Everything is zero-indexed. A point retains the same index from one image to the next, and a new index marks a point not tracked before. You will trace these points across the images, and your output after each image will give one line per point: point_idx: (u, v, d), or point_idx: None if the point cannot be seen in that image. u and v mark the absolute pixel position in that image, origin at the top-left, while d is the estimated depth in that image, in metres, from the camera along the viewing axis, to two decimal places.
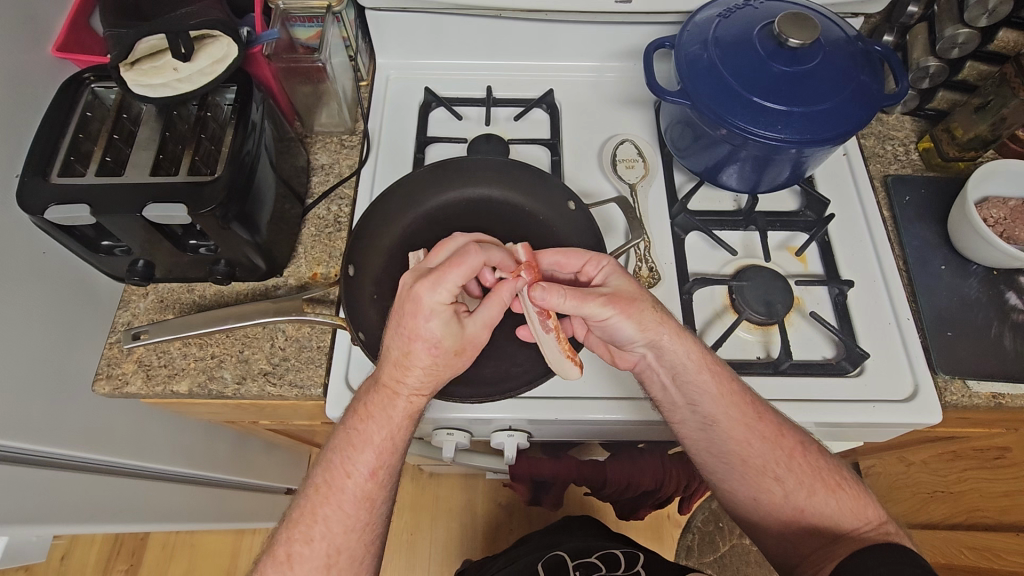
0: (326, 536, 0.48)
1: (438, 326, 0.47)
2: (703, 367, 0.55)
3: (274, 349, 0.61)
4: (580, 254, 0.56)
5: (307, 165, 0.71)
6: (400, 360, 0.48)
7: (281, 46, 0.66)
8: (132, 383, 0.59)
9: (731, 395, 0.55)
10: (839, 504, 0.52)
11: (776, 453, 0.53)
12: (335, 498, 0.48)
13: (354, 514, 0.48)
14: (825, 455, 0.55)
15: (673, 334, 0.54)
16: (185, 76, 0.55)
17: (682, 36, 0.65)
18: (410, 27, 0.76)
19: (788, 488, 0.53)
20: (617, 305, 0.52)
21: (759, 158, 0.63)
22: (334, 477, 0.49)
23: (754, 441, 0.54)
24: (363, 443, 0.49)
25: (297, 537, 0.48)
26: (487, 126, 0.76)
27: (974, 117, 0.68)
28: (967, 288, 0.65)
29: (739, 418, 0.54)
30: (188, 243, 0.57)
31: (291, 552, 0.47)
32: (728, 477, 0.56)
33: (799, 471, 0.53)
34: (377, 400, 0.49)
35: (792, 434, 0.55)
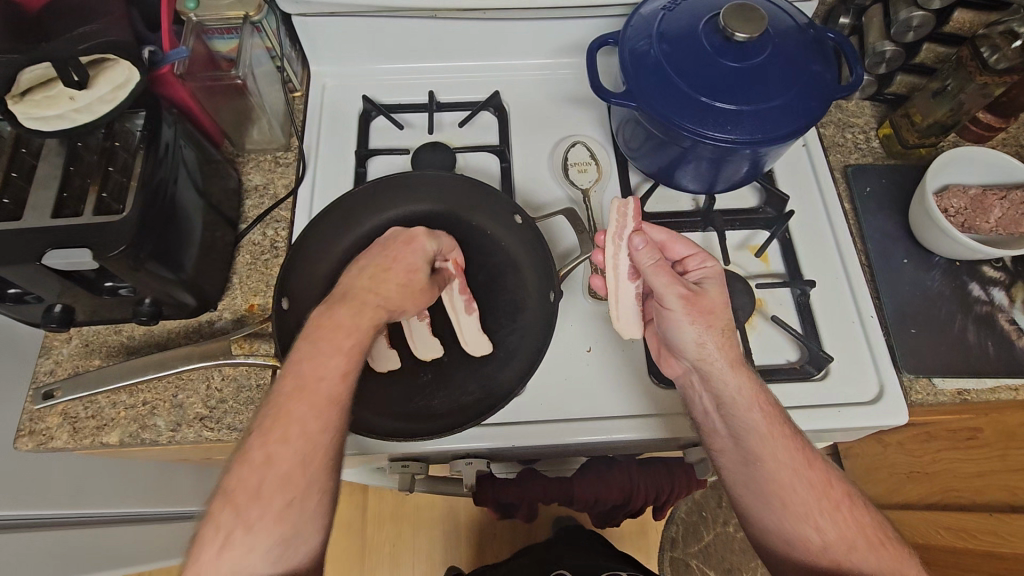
0: (292, 435, 0.44)
1: (421, 257, 0.53)
2: (763, 399, 0.52)
3: (209, 391, 0.57)
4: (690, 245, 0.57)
5: (239, 187, 0.67)
6: (376, 273, 0.51)
7: (196, 63, 0.61)
8: (57, 438, 0.55)
9: (787, 431, 0.52)
10: (886, 564, 0.48)
11: (820, 496, 0.50)
12: (297, 406, 0.44)
13: (316, 424, 0.44)
14: (869, 510, 0.51)
15: (731, 359, 0.53)
16: (83, 106, 0.50)
17: (626, 32, 0.61)
18: (342, 32, 0.72)
19: (829, 539, 0.49)
20: (687, 305, 0.53)
21: (713, 159, 0.60)
22: (300, 381, 0.45)
23: (801, 482, 0.50)
24: (322, 354, 0.46)
25: (266, 440, 0.44)
26: (431, 134, 0.72)
27: (932, 102, 0.65)
28: (930, 280, 0.63)
29: (792, 457, 0.51)
30: (104, 285, 0.53)
31: (264, 453, 0.43)
32: (766, 520, 0.51)
33: (841, 523, 0.49)
34: (346, 317, 0.48)
35: (839, 482, 0.51)
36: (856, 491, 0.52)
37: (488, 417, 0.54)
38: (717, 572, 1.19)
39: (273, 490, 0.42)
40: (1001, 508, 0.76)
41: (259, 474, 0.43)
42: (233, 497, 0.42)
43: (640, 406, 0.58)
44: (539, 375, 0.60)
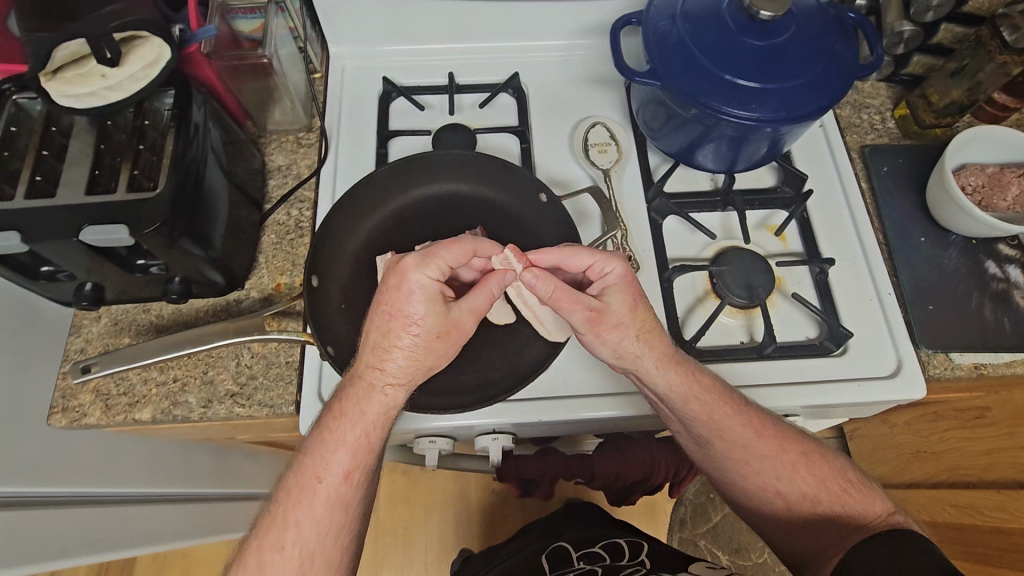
0: (300, 542, 0.45)
1: (422, 305, 0.48)
2: (704, 388, 0.53)
3: (240, 368, 0.58)
4: (585, 251, 0.53)
5: (262, 168, 0.67)
6: (380, 343, 0.48)
7: (222, 42, 0.61)
8: (90, 415, 0.56)
9: (735, 414, 0.53)
10: (849, 508, 0.52)
11: (777, 463, 0.53)
12: (308, 501, 0.46)
13: (331, 521, 0.46)
14: (829, 462, 0.54)
15: (657, 359, 0.53)
16: (114, 84, 0.50)
17: (649, 11, 0.62)
18: (362, 13, 0.72)
19: (793, 498, 0.53)
20: (593, 324, 0.52)
21: (733, 138, 0.61)
22: (305, 478, 0.47)
23: (756, 456, 0.53)
24: (335, 444, 0.47)
25: (271, 544, 0.45)
26: (451, 115, 0.72)
27: (950, 82, 0.66)
28: (947, 258, 0.64)
29: (744, 435, 0.53)
30: (136, 263, 0.54)
31: (262, 562, 0.45)
32: (735, 484, 0.56)
33: (800, 483, 0.53)
34: (354, 394, 0.48)
35: (795, 443, 0.54)
36: (814, 444, 0.55)
37: (517, 391, 0.55)
38: (726, 552, 1.20)
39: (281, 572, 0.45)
40: (1009, 482, 0.77)
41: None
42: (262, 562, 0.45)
43: None
44: (565, 352, 0.60)
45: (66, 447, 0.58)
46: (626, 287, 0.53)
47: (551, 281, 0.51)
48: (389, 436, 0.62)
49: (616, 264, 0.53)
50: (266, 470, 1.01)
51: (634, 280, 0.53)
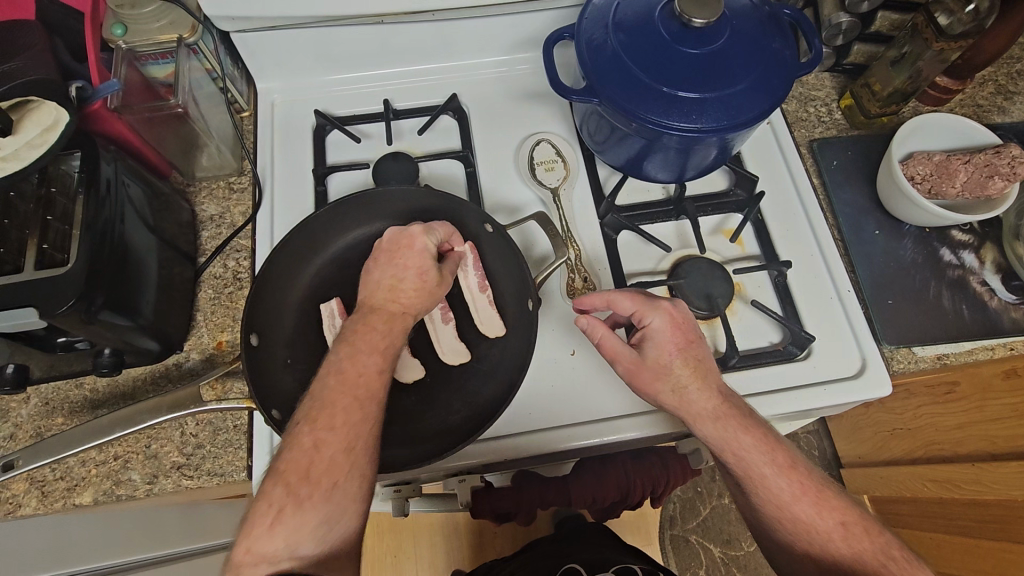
0: (349, 427, 0.41)
1: (427, 258, 0.51)
2: (744, 444, 0.48)
3: (184, 438, 0.55)
4: (633, 300, 0.53)
5: (192, 220, 0.64)
6: (390, 287, 0.49)
7: (133, 93, 0.58)
8: (26, 505, 0.52)
9: (778, 471, 0.48)
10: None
11: (817, 523, 0.46)
12: (355, 392, 0.42)
13: (373, 412, 0.42)
14: (873, 536, 0.46)
15: (694, 412, 0.50)
16: (10, 153, 0.46)
17: (582, 24, 0.59)
18: (287, 46, 0.68)
19: (823, 567, 0.46)
20: (634, 375, 0.52)
21: (679, 148, 0.59)
22: (347, 375, 0.43)
23: (792, 520, 0.47)
24: (367, 347, 0.45)
25: (320, 425, 0.41)
26: (390, 144, 0.69)
27: (890, 70, 0.65)
28: (903, 249, 0.64)
29: (781, 493, 0.47)
30: (57, 340, 0.50)
31: (317, 439, 0.40)
32: (767, 538, 0.50)
33: (834, 554, 0.45)
34: (373, 320, 0.47)
35: (835, 509, 0.47)
36: (862, 515, 0.47)
37: (477, 435, 0.52)
38: (717, 544, 1.22)
39: (331, 450, 0.40)
40: (984, 457, 0.77)
41: (312, 455, 0.39)
42: (289, 465, 0.39)
43: (632, 405, 0.57)
44: (526, 385, 0.58)
45: None
46: (669, 337, 0.52)
47: (597, 333, 0.53)
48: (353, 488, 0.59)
49: (660, 314, 0.52)
50: None
51: (683, 332, 0.52)
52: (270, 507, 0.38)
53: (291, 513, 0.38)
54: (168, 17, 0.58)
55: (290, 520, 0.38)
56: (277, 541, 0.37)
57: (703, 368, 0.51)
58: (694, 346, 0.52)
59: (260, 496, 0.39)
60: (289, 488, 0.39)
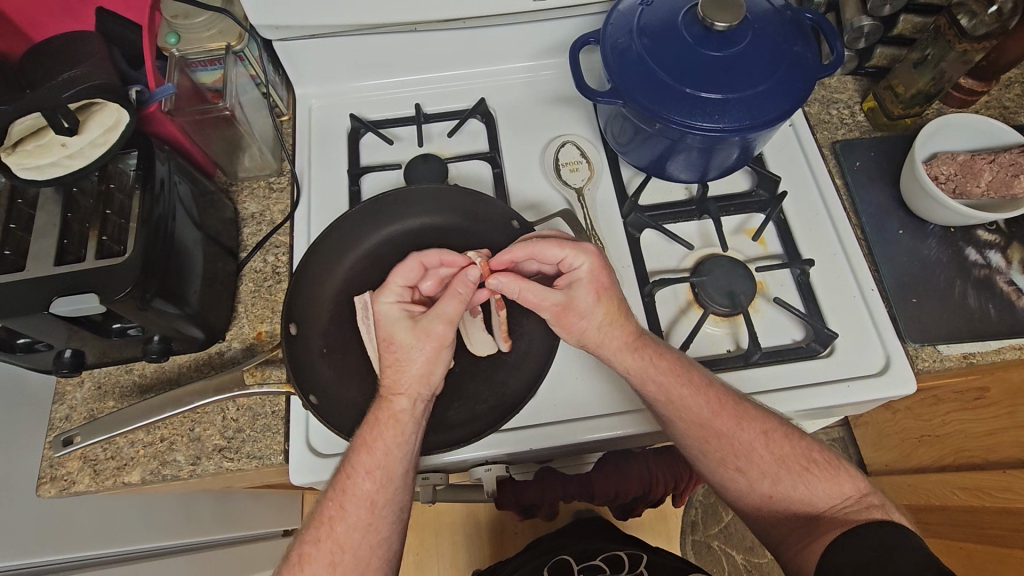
0: (334, 537, 0.48)
1: (390, 321, 0.52)
2: (660, 374, 0.53)
3: (226, 422, 0.57)
4: (553, 249, 0.53)
5: (235, 217, 0.67)
6: (388, 364, 0.52)
7: (184, 98, 0.62)
8: (79, 482, 0.56)
9: (695, 391, 0.53)
10: (810, 486, 0.51)
11: (737, 438, 0.52)
12: (339, 502, 0.48)
13: (362, 520, 0.48)
14: (793, 440, 0.53)
15: (615, 348, 0.54)
16: (76, 151, 0.50)
17: (607, 29, 0.61)
18: (324, 53, 0.72)
19: (753, 477, 0.52)
20: (560, 318, 0.54)
21: (701, 148, 0.60)
22: (335, 483, 0.49)
23: (715, 435, 0.53)
24: (360, 448, 0.50)
25: (309, 539, 0.48)
26: (421, 146, 0.72)
27: (914, 72, 0.66)
28: (927, 249, 0.64)
29: (702, 413, 0.53)
30: (112, 327, 0.54)
31: (301, 554, 0.47)
32: (693, 454, 0.55)
33: (760, 461, 0.52)
34: (374, 408, 0.52)
35: (755, 421, 0.52)
36: (780, 423, 0.53)
37: (503, 424, 0.54)
38: (739, 551, 1.20)
39: (318, 565, 0.47)
40: (1015, 462, 0.76)
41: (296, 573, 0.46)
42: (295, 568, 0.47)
43: None
44: (551, 377, 0.60)
45: (60, 518, 0.58)
46: (593, 282, 0.54)
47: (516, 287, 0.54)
48: None
49: (583, 258, 0.54)
50: (274, 510, 1.00)
51: (600, 274, 0.54)
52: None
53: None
54: (217, 27, 0.62)
55: None
56: None
57: (619, 305, 0.54)
58: (612, 286, 0.55)
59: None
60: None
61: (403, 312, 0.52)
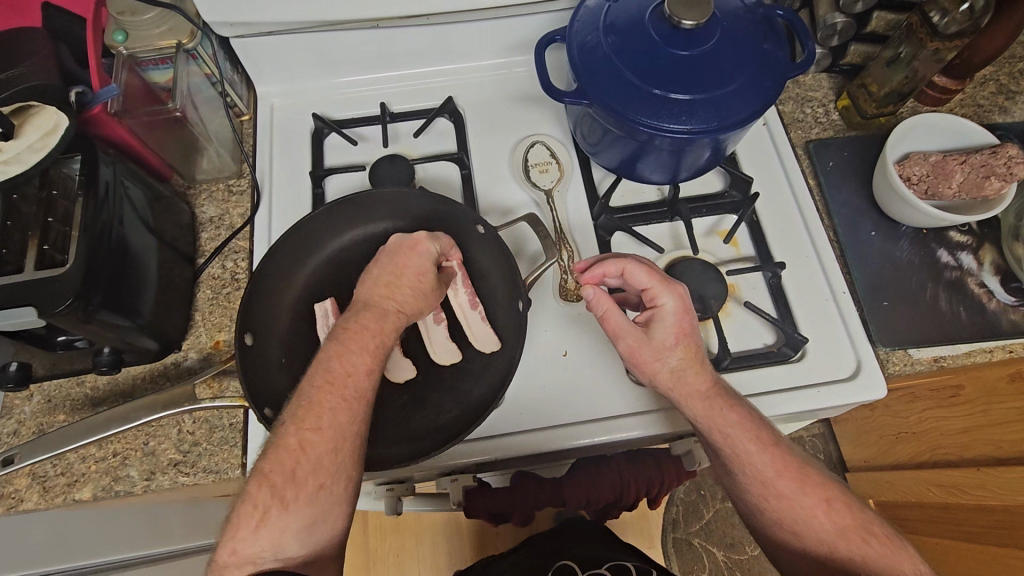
0: (337, 427, 0.45)
1: (428, 263, 0.54)
2: (733, 425, 0.51)
3: (181, 435, 0.56)
4: (651, 275, 0.53)
5: (192, 221, 0.65)
6: (389, 283, 0.52)
7: (133, 98, 0.59)
8: (27, 500, 0.53)
9: (762, 448, 0.51)
10: (870, 560, 0.47)
11: (799, 500, 0.50)
12: (341, 392, 0.46)
13: (362, 412, 0.46)
14: (855, 510, 0.50)
15: (687, 393, 0.52)
16: (12, 157, 0.48)
17: (573, 27, 0.59)
18: (285, 50, 0.69)
19: (808, 542, 0.49)
20: (635, 353, 0.53)
21: (671, 149, 0.59)
22: (336, 379, 0.46)
23: (777, 494, 0.50)
24: (356, 348, 0.48)
25: (308, 426, 0.44)
26: (387, 147, 0.70)
27: (888, 71, 0.65)
28: (899, 251, 0.63)
29: (765, 471, 0.51)
30: (58, 339, 0.51)
31: (303, 439, 0.44)
32: (750, 513, 0.53)
33: (817, 527, 0.49)
34: (368, 316, 0.50)
35: (819, 487, 0.51)
36: (844, 493, 0.51)
37: (467, 434, 0.53)
38: (720, 548, 1.22)
39: (320, 449, 0.44)
40: (989, 461, 0.75)
41: (298, 458, 0.43)
42: (268, 478, 0.42)
43: (622, 406, 0.58)
44: (517, 384, 0.59)
45: None
46: (681, 318, 0.53)
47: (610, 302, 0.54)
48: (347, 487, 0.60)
49: (670, 296, 0.53)
50: None
51: (691, 316, 0.53)
52: (257, 507, 0.42)
53: (278, 512, 0.42)
54: (167, 23, 0.59)
55: (289, 513, 0.42)
56: (261, 542, 0.41)
57: (698, 351, 0.53)
58: (694, 332, 0.53)
59: (246, 496, 0.43)
60: (274, 490, 0.42)
61: (430, 260, 0.54)
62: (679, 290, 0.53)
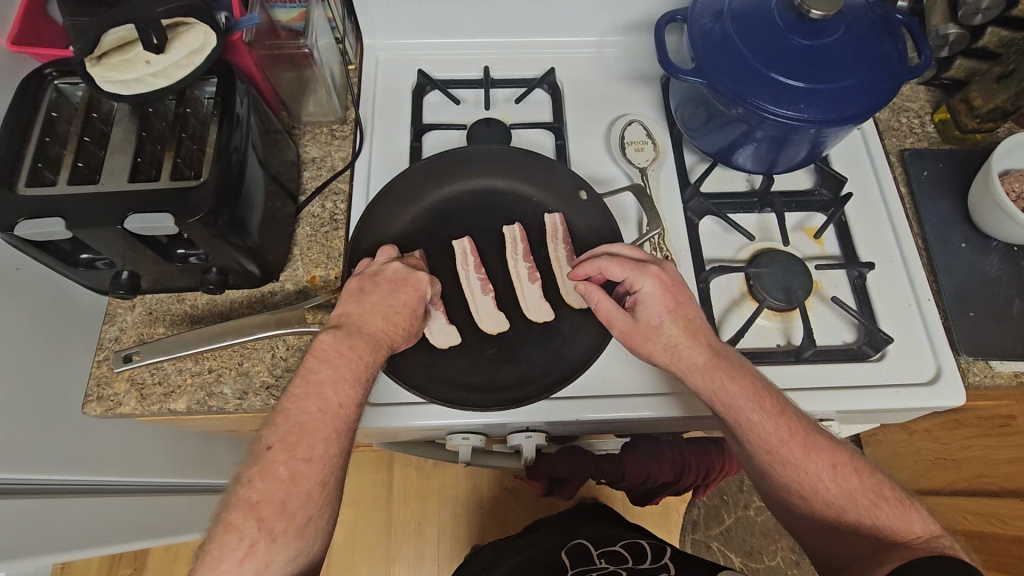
0: (325, 459, 0.45)
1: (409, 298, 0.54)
2: (736, 395, 0.51)
3: (275, 359, 0.57)
4: (626, 266, 0.54)
5: (296, 158, 0.66)
6: (389, 314, 0.52)
7: (263, 31, 0.61)
8: (125, 404, 0.55)
9: (767, 418, 0.50)
10: (877, 520, 0.48)
11: (805, 467, 0.49)
12: (329, 422, 0.46)
13: (348, 442, 0.46)
14: (862, 475, 0.50)
15: (686, 367, 0.52)
16: (159, 70, 0.49)
17: (693, 9, 0.61)
18: (400, 4, 0.71)
19: (816, 505, 0.50)
20: (629, 338, 0.54)
21: (776, 138, 0.60)
22: (330, 407, 0.46)
23: (782, 461, 0.50)
24: (315, 384, 0.47)
25: (299, 456, 0.44)
26: (486, 110, 0.72)
27: (995, 87, 0.65)
28: (988, 265, 0.64)
29: (771, 438, 0.50)
30: (176, 252, 0.53)
31: (293, 472, 0.43)
32: (761, 477, 0.53)
33: (825, 492, 0.49)
34: (341, 340, 0.49)
35: (825, 452, 0.50)
36: (851, 456, 0.51)
37: (559, 389, 0.54)
38: (739, 554, 1.21)
39: (311, 483, 0.43)
40: None
41: (289, 492, 0.42)
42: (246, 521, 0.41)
43: None
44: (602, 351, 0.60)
45: (96, 438, 0.57)
46: (665, 296, 0.53)
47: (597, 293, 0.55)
48: (421, 433, 0.61)
49: (648, 279, 0.53)
50: None
51: (674, 293, 0.54)
52: (243, 540, 0.40)
53: (265, 545, 0.41)
54: None
55: (275, 546, 0.41)
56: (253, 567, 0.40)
57: (693, 325, 0.53)
58: (684, 306, 0.53)
59: (247, 503, 0.42)
60: (261, 521, 0.41)
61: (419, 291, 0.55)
62: (664, 266, 0.55)
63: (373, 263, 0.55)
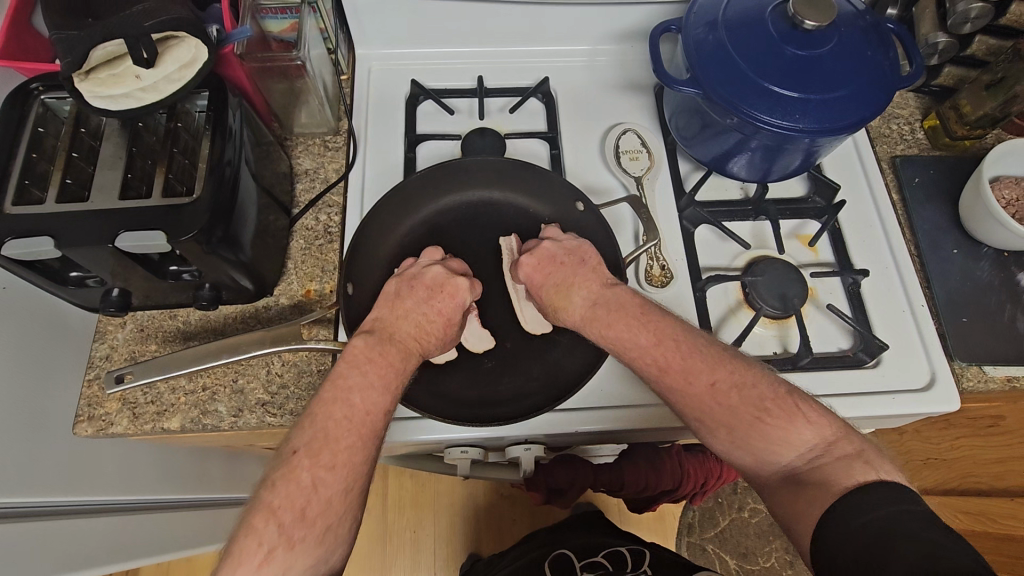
0: (350, 467, 0.43)
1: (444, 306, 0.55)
2: (614, 332, 0.50)
3: (270, 376, 0.57)
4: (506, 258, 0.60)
5: (289, 170, 0.66)
6: (421, 324, 0.53)
7: (254, 44, 0.60)
8: (117, 424, 0.55)
9: (644, 346, 0.49)
10: (768, 434, 0.44)
11: (691, 394, 0.46)
12: (353, 429, 0.44)
13: (371, 451, 0.45)
14: (747, 390, 0.46)
15: (577, 317, 0.53)
16: (150, 85, 0.49)
17: (688, 19, 0.61)
18: (392, 14, 0.71)
19: (714, 433, 0.46)
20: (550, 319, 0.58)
21: (770, 147, 0.60)
22: (357, 414, 0.45)
23: (670, 391, 0.47)
24: (344, 390, 0.46)
25: (322, 463, 0.42)
26: (481, 119, 0.71)
27: (984, 94, 0.66)
28: (980, 270, 0.64)
29: (651, 369, 0.48)
30: (169, 269, 0.52)
31: (316, 479, 0.42)
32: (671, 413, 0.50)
33: (715, 416, 0.46)
34: (372, 345, 0.50)
35: (706, 373, 0.47)
36: (736, 373, 0.47)
37: (560, 402, 0.54)
38: (734, 556, 1.21)
39: (331, 491, 0.42)
40: None
41: (309, 499, 0.41)
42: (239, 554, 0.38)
43: None
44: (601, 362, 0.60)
45: (87, 458, 0.56)
46: (537, 272, 0.57)
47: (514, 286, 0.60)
48: (419, 447, 0.60)
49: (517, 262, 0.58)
50: None
51: (543, 270, 0.57)
52: (262, 545, 0.39)
53: (284, 552, 0.39)
54: None
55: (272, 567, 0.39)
56: None
57: (566, 289, 0.55)
58: (556, 274, 0.56)
59: (250, 529, 0.40)
60: (283, 527, 0.40)
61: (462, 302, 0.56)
62: (539, 246, 0.58)
63: (415, 265, 0.58)
